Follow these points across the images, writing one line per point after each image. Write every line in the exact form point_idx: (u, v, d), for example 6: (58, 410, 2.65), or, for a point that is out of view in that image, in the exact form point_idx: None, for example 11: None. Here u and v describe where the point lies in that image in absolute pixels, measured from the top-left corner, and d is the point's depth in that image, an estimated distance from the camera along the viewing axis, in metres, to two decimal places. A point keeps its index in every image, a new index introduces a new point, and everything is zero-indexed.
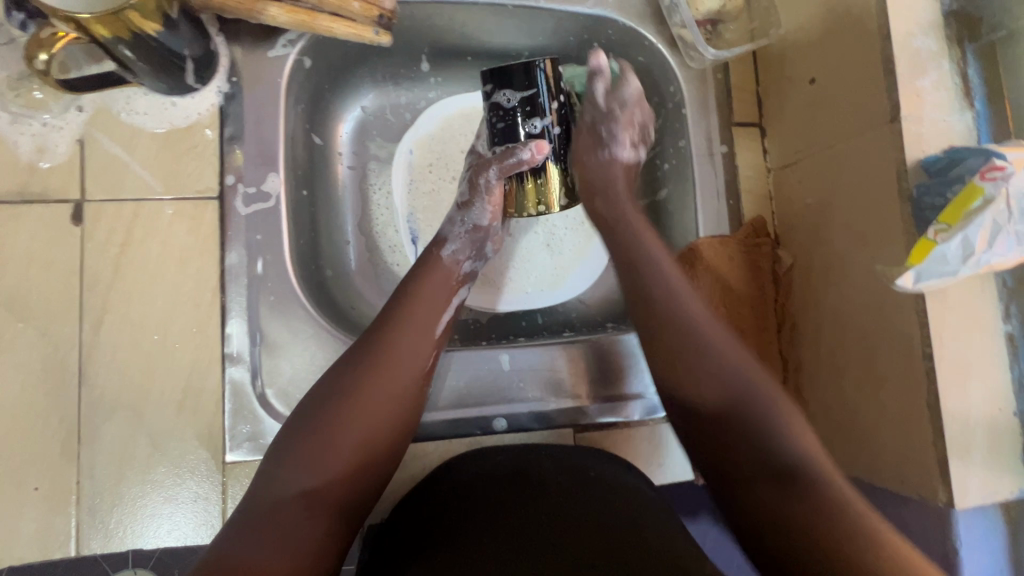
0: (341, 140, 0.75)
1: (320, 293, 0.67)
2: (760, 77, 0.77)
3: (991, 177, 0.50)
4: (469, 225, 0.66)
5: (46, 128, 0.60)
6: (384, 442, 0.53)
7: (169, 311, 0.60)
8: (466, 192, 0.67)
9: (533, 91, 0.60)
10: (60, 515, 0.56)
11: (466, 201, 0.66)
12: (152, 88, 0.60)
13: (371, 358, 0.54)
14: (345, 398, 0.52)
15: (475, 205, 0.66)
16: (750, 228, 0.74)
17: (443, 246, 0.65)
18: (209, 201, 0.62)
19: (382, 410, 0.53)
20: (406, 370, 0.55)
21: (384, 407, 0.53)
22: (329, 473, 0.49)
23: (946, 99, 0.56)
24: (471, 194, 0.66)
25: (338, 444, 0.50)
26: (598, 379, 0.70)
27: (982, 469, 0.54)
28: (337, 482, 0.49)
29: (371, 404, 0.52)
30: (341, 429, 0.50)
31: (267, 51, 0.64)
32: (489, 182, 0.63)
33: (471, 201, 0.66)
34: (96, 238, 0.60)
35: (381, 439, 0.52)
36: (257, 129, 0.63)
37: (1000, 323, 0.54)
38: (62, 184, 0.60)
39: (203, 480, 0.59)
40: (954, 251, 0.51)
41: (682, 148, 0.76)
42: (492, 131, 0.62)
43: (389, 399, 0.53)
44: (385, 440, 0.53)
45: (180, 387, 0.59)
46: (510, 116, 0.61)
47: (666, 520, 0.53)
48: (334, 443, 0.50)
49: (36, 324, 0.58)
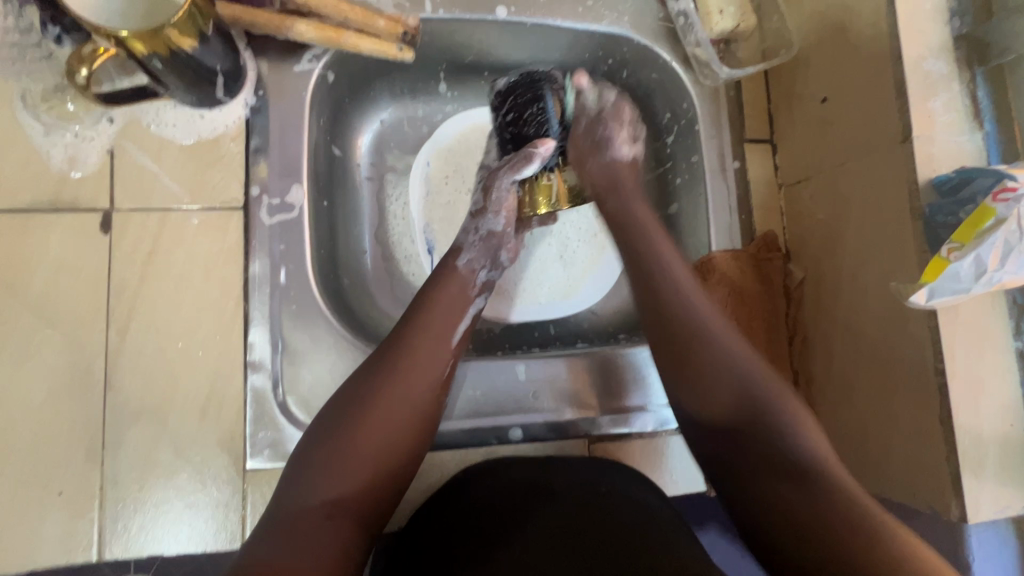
0: (360, 152, 0.77)
1: (339, 302, 0.68)
2: (771, 96, 0.79)
3: (1003, 199, 0.51)
4: (484, 233, 0.68)
5: (77, 140, 0.61)
6: (404, 448, 0.53)
7: (193, 319, 0.61)
8: (480, 201, 0.69)
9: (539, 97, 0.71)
10: (83, 520, 0.57)
11: (480, 208, 0.69)
12: (182, 100, 0.61)
13: (390, 366, 0.55)
14: (364, 405, 0.53)
15: (487, 214, 0.68)
16: (762, 242, 0.75)
17: (458, 256, 0.66)
18: (234, 212, 0.64)
19: (399, 416, 0.53)
20: (424, 376, 0.56)
21: (402, 414, 0.54)
22: (350, 479, 0.50)
23: (956, 119, 0.58)
24: (487, 204, 0.68)
25: (358, 449, 0.51)
26: (612, 389, 0.71)
27: (996, 484, 0.54)
28: (358, 488, 0.50)
29: (390, 410, 0.53)
30: (361, 435, 0.51)
31: (292, 66, 0.66)
32: (501, 191, 0.68)
33: (484, 209, 0.68)
34: (123, 246, 0.61)
35: (399, 444, 0.53)
36: (282, 141, 0.65)
37: (1012, 338, 0.55)
38: (92, 193, 0.61)
39: (223, 487, 0.60)
40: (967, 269, 0.52)
41: (694, 163, 0.78)
42: (501, 132, 0.73)
43: (408, 405, 0.54)
44: (404, 446, 0.53)
45: (203, 393, 0.60)
46: (518, 123, 0.71)
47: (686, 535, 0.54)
48: (355, 450, 0.51)
49: (63, 331, 0.59)
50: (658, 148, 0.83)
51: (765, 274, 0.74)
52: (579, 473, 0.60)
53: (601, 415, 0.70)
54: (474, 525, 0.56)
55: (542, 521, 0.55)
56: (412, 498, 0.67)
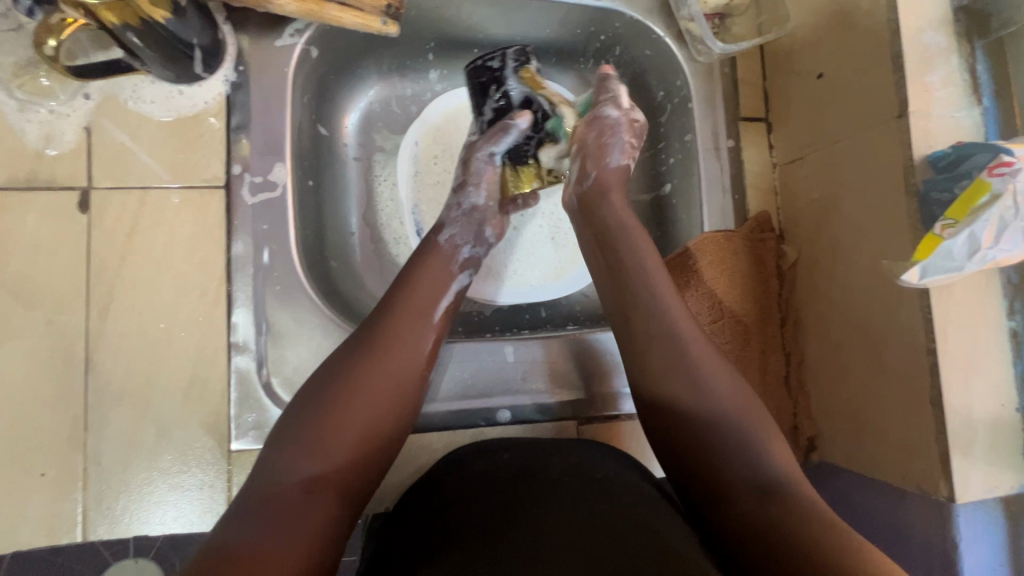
0: (346, 131, 0.75)
1: (326, 284, 0.67)
2: (766, 72, 0.77)
3: (998, 173, 0.50)
4: (466, 209, 0.66)
5: (53, 116, 0.60)
6: (387, 425, 0.53)
7: (176, 299, 0.60)
8: (460, 176, 0.68)
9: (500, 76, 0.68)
10: (66, 502, 0.57)
11: (462, 184, 0.67)
12: (160, 75, 0.60)
13: (374, 344, 0.55)
14: (346, 380, 0.52)
15: (469, 186, 0.67)
16: (755, 222, 0.74)
17: (440, 233, 0.65)
18: (216, 190, 0.62)
19: (382, 392, 0.53)
20: (408, 356, 0.56)
21: (385, 393, 0.53)
22: (332, 456, 0.49)
23: (953, 94, 0.57)
24: (468, 177, 0.67)
25: (339, 426, 0.50)
26: (601, 370, 0.70)
27: (984, 463, 0.54)
28: (339, 466, 0.49)
29: (372, 386, 0.52)
30: (345, 410, 0.50)
31: (274, 40, 0.64)
32: (481, 163, 0.67)
33: (465, 183, 0.67)
34: (103, 226, 0.60)
35: (382, 421, 0.52)
36: (264, 118, 0.63)
37: (1005, 319, 0.55)
38: (70, 171, 0.60)
39: (208, 468, 0.59)
40: (960, 246, 0.51)
41: (687, 142, 0.76)
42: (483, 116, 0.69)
43: (392, 380, 0.54)
44: (387, 421, 0.53)
45: (185, 376, 0.60)
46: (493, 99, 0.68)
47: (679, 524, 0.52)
48: (334, 428, 0.50)
49: (43, 311, 0.58)
50: (651, 128, 0.82)
51: (757, 253, 0.73)
52: (571, 459, 0.59)
53: (591, 397, 0.70)
54: (460, 509, 0.54)
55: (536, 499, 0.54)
56: (399, 482, 0.66)
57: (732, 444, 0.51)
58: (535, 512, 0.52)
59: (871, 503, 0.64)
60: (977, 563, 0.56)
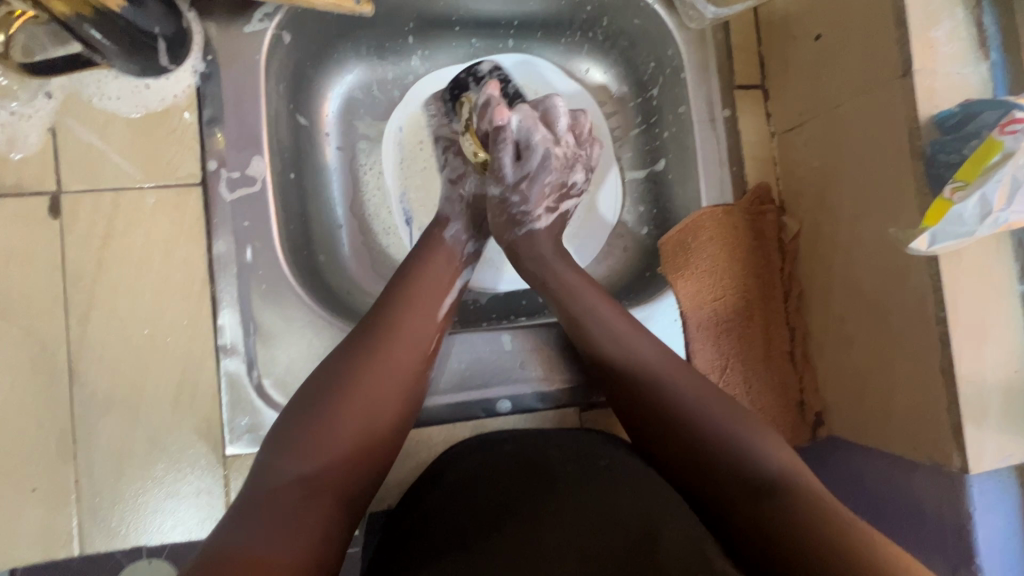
0: (328, 120, 0.72)
1: (314, 280, 0.65)
2: (761, 36, 0.73)
3: (1010, 130, 0.48)
4: (468, 199, 0.67)
5: (15, 118, 0.57)
6: (382, 431, 0.51)
7: (157, 304, 0.58)
8: (456, 168, 0.69)
9: (455, 92, 0.72)
10: (61, 515, 0.55)
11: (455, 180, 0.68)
12: (123, 69, 0.57)
13: (373, 338, 0.53)
14: (344, 379, 0.50)
15: (467, 177, 0.68)
16: (753, 194, 0.72)
17: (445, 228, 0.65)
18: (192, 188, 0.60)
19: (381, 388, 0.51)
20: (408, 351, 0.54)
21: (385, 389, 0.51)
22: (329, 458, 0.47)
23: (960, 49, 0.54)
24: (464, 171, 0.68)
25: (338, 425, 0.48)
26: (570, 351, 0.68)
27: (997, 433, 0.52)
28: (337, 467, 0.47)
29: (369, 383, 0.51)
30: (343, 409, 0.49)
31: (242, 26, 0.61)
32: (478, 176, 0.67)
33: (463, 175, 0.68)
34: (76, 231, 0.57)
35: (378, 426, 0.50)
36: (237, 110, 0.60)
37: (1016, 283, 0.53)
38: (37, 176, 0.57)
39: (204, 474, 0.58)
40: (971, 210, 0.48)
41: (681, 114, 0.73)
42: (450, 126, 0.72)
43: (391, 379, 0.52)
44: (383, 425, 0.51)
45: (173, 382, 0.58)
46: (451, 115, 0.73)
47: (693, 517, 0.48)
48: (333, 428, 0.48)
49: (21, 324, 0.56)
50: (643, 102, 0.79)
51: (758, 227, 0.71)
52: (572, 448, 0.58)
53: (592, 382, 0.68)
54: (457, 507, 0.52)
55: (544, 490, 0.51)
56: (400, 478, 0.65)
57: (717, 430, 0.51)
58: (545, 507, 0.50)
59: (880, 476, 0.63)
60: (991, 533, 0.55)
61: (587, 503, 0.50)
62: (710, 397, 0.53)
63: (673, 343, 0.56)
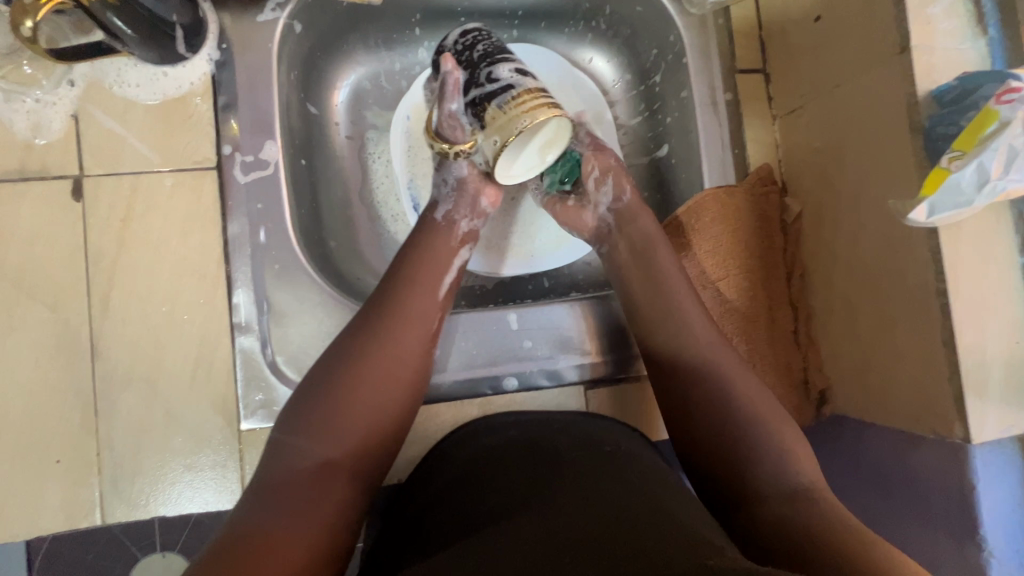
0: (337, 109, 0.74)
1: (325, 263, 0.67)
2: (762, 21, 0.75)
3: (1006, 100, 0.48)
4: (455, 183, 0.66)
5: (39, 105, 0.59)
6: (393, 418, 0.52)
7: (175, 283, 0.60)
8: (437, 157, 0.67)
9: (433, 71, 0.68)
10: (83, 487, 0.57)
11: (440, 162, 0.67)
12: (142, 57, 0.59)
13: (380, 324, 0.54)
14: (353, 364, 0.51)
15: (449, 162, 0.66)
16: (756, 176, 0.73)
17: (436, 211, 0.65)
18: (208, 172, 0.62)
19: (390, 372, 0.52)
20: (414, 335, 0.55)
21: (394, 373, 0.53)
22: (342, 440, 0.49)
23: (958, 26, 0.55)
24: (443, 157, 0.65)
25: (349, 408, 0.50)
26: (618, 329, 0.70)
27: (999, 404, 0.53)
28: (350, 449, 0.49)
29: (378, 367, 0.52)
30: (354, 393, 0.50)
31: (256, 16, 0.63)
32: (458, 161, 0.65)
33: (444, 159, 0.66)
34: (97, 213, 0.60)
35: (389, 410, 0.52)
36: (251, 96, 0.62)
37: (1017, 256, 0.53)
38: (60, 160, 0.60)
39: (219, 447, 0.60)
40: (969, 179, 0.49)
41: (683, 99, 0.75)
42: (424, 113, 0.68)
43: (399, 363, 0.53)
44: (393, 408, 0.52)
45: (190, 360, 0.60)
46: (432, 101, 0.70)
47: (696, 502, 0.49)
48: (345, 411, 0.49)
49: (45, 302, 0.58)
50: (646, 89, 0.80)
51: (761, 210, 0.72)
52: (576, 434, 0.59)
53: (597, 362, 0.70)
54: (463, 489, 0.53)
55: (546, 471, 0.52)
56: (410, 455, 0.67)
57: (748, 436, 0.51)
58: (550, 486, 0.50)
59: (883, 451, 0.64)
60: (994, 504, 0.55)
61: (593, 482, 0.50)
62: (745, 399, 0.54)
63: (706, 344, 0.58)
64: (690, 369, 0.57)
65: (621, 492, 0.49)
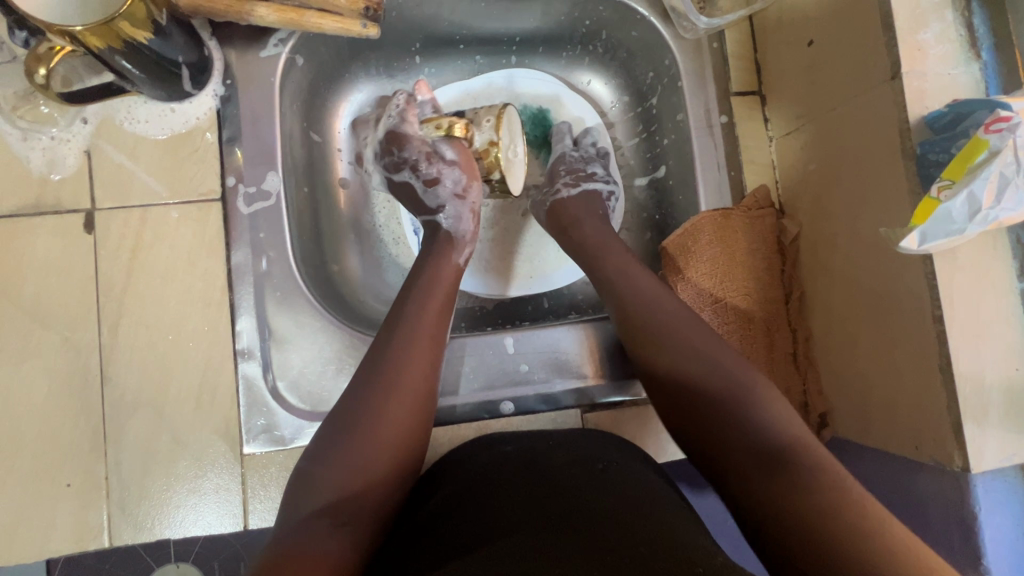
0: (340, 137, 0.76)
1: (326, 288, 0.68)
2: (758, 43, 0.75)
3: (995, 129, 0.48)
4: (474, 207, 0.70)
5: (54, 142, 0.62)
6: (405, 456, 0.51)
7: (181, 311, 0.62)
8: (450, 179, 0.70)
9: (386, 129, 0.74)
10: (92, 510, 0.59)
11: (433, 179, 0.69)
12: (151, 95, 0.62)
13: (394, 360, 0.54)
14: (370, 404, 0.50)
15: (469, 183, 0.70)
16: (752, 198, 0.73)
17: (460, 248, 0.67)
18: (212, 203, 0.64)
19: (406, 411, 0.52)
20: (426, 372, 0.55)
21: (408, 411, 0.52)
22: (360, 482, 0.48)
23: (950, 51, 0.54)
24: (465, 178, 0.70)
25: (366, 450, 0.49)
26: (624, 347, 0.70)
27: (1000, 431, 0.52)
28: (367, 493, 0.48)
29: (394, 407, 0.51)
30: (371, 434, 0.49)
31: (259, 51, 0.65)
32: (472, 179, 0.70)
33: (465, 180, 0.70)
34: (108, 245, 0.62)
35: (403, 450, 0.51)
36: (254, 129, 0.65)
37: (1016, 282, 0.53)
38: (74, 194, 0.62)
39: (222, 472, 0.61)
40: (959, 208, 0.49)
41: (680, 121, 0.75)
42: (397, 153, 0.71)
43: (414, 401, 0.53)
44: (409, 447, 0.51)
45: (195, 384, 0.62)
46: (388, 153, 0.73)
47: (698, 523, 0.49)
48: (362, 452, 0.49)
49: (57, 330, 0.61)
50: (643, 111, 0.81)
51: (757, 231, 0.72)
52: (574, 450, 0.59)
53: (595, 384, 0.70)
54: (462, 504, 0.53)
55: (543, 491, 0.52)
56: None
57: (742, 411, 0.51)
58: (549, 506, 0.50)
59: (884, 477, 0.63)
60: (998, 533, 0.54)
61: (591, 500, 0.50)
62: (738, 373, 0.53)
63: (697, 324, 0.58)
64: (677, 348, 0.56)
65: (618, 507, 0.49)
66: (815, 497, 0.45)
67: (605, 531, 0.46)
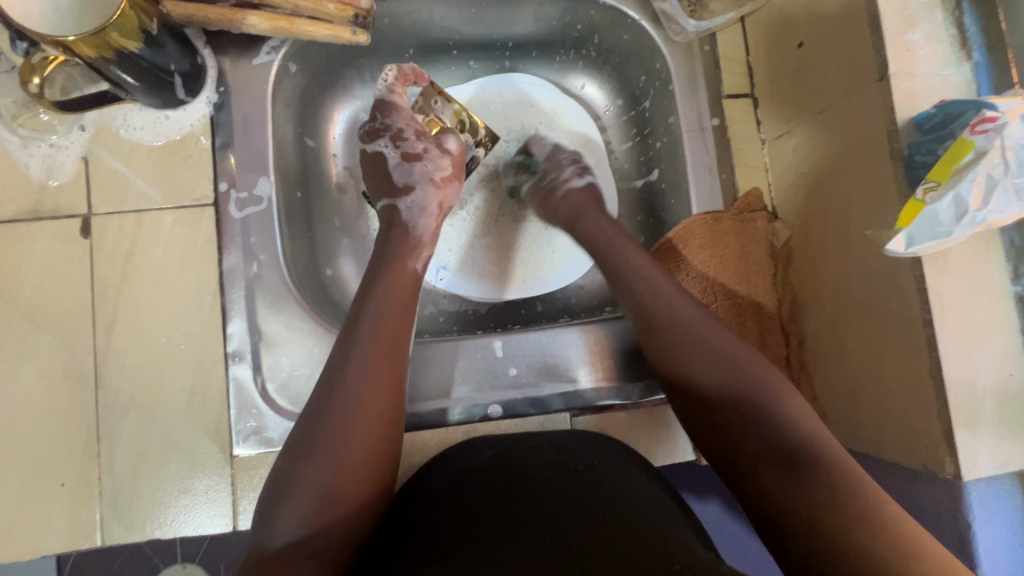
0: (334, 142, 0.77)
1: (317, 291, 0.69)
2: (750, 46, 0.75)
3: (982, 130, 0.47)
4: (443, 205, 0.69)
5: (53, 149, 0.64)
6: (365, 485, 0.49)
7: (173, 314, 0.63)
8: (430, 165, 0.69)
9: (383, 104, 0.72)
10: (85, 509, 0.60)
11: (415, 155, 0.69)
12: (145, 103, 0.63)
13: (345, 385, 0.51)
14: (321, 437, 0.48)
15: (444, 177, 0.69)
16: (744, 201, 0.72)
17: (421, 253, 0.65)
18: (205, 208, 0.65)
19: (360, 437, 0.49)
20: (382, 391, 0.52)
21: (363, 438, 0.49)
22: (319, 521, 0.45)
23: (940, 51, 0.54)
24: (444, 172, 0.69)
25: (322, 483, 0.47)
26: (616, 349, 0.70)
27: (993, 438, 0.51)
28: (328, 528, 0.46)
29: (346, 436, 0.49)
30: (325, 466, 0.47)
31: (251, 59, 0.66)
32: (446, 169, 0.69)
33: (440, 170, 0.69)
34: (103, 249, 0.63)
35: (363, 478, 0.48)
36: (246, 135, 0.66)
37: (1009, 285, 0.52)
38: (71, 200, 0.64)
39: (212, 473, 0.62)
40: (946, 210, 0.48)
41: (671, 125, 0.74)
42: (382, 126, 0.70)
43: (370, 425, 0.50)
44: (370, 473, 0.49)
45: (186, 386, 0.63)
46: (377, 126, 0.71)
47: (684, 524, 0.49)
48: (317, 487, 0.46)
49: (54, 333, 0.62)
50: (636, 114, 0.81)
51: (749, 234, 0.71)
52: (553, 454, 0.58)
53: (584, 388, 0.70)
54: (442, 512, 0.52)
55: (521, 498, 0.51)
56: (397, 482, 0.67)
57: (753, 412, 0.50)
58: (527, 515, 0.49)
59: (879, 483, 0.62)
60: None
61: (570, 505, 0.49)
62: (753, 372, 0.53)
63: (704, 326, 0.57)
64: (684, 352, 0.56)
65: (596, 508, 0.49)
66: (824, 498, 0.44)
67: (580, 534, 0.46)
